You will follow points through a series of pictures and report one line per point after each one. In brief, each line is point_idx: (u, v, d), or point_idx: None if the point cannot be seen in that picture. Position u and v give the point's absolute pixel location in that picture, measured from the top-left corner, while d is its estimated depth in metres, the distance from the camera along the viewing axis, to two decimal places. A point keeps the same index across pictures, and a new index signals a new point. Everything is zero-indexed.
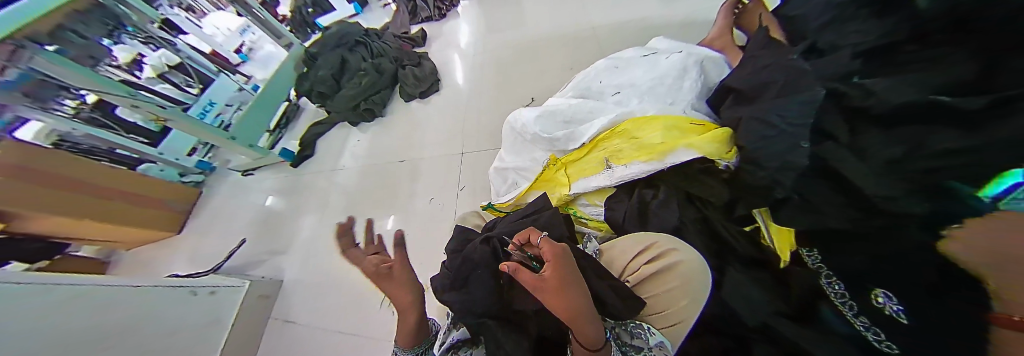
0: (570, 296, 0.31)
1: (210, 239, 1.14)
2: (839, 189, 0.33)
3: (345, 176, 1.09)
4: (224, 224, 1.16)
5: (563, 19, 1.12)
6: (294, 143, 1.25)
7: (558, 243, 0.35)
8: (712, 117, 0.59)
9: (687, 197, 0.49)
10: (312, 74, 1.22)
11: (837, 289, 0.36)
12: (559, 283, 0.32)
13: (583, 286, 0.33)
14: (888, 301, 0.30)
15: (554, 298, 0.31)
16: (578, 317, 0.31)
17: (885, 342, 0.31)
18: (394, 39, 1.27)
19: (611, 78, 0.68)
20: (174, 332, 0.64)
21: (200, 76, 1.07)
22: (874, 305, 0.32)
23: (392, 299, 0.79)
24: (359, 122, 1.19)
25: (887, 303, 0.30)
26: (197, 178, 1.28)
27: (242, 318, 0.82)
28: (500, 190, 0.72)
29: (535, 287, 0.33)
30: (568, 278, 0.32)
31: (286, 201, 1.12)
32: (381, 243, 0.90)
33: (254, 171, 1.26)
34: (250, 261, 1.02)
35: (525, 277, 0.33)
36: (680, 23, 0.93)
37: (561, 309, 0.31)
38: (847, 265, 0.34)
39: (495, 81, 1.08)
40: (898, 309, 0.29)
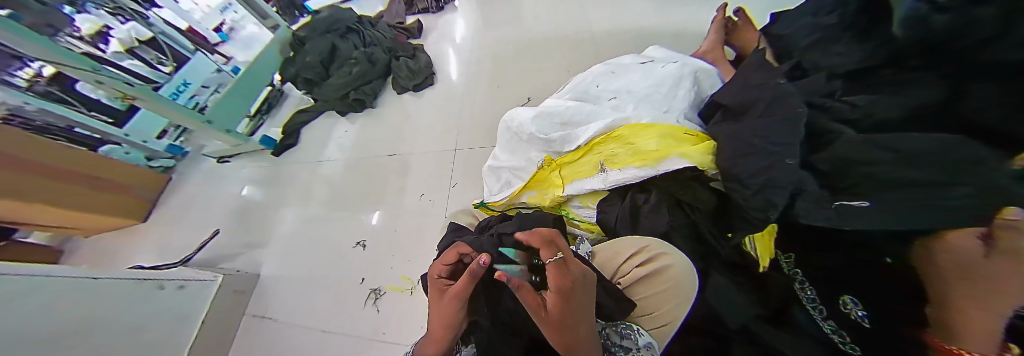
0: (571, 327, 0.30)
1: (181, 228, 1.07)
2: None
3: (331, 168, 1.06)
4: (197, 213, 1.09)
5: (561, 20, 1.12)
6: (276, 130, 1.19)
7: (572, 274, 0.31)
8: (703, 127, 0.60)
9: (678, 202, 0.51)
10: (299, 60, 1.17)
11: (809, 294, 0.39)
12: (563, 319, 0.29)
13: (586, 317, 0.31)
14: (854, 307, 0.35)
15: (553, 332, 0.30)
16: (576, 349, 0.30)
17: (850, 344, 0.35)
18: (388, 29, 1.23)
19: (608, 83, 0.69)
20: (140, 329, 0.60)
21: (175, 53, 0.99)
22: (843, 311, 0.36)
23: (378, 297, 0.77)
24: (347, 112, 1.14)
25: (853, 308, 0.35)
26: (166, 163, 1.20)
27: (215, 314, 0.78)
28: (494, 188, 0.72)
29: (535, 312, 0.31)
30: (572, 307, 0.30)
31: (266, 191, 1.07)
32: (368, 239, 0.87)
33: (231, 158, 1.19)
34: (223, 254, 0.97)
35: (527, 299, 0.30)
36: (673, 33, 0.95)
37: (559, 342, 0.30)
38: (828, 269, 0.38)
39: (492, 78, 1.07)
40: (863, 315, 0.34)
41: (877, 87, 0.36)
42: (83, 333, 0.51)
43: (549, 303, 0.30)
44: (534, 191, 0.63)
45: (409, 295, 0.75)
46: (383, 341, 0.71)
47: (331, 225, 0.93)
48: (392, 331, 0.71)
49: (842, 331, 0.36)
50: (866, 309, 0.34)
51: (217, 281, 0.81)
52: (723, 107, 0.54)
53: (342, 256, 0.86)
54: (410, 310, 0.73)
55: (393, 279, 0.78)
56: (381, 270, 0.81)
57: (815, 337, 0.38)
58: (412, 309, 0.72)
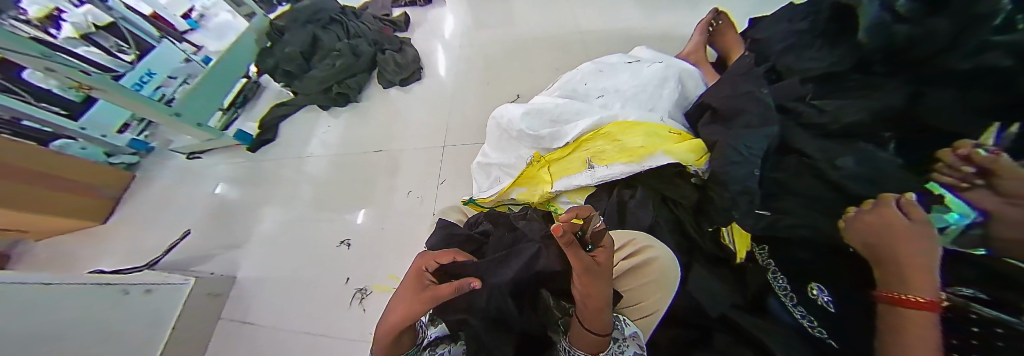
0: (608, 277, 0.33)
1: (148, 229, 1.00)
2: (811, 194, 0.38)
3: (314, 165, 1.02)
4: (166, 213, 1.02)
5: (550, 18, 1.13)
6: (253, 125, 1.13)
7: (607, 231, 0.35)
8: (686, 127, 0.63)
9: (662, 198, 0.52)
10: (279, 51, 1.12)
11: (781, 283, 0.41)
12: (606, 268, 0.33)
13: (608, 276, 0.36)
14: (821, 293, 0.36)
15: (595, 283, 0.32)
16: (605, 303, 0.33)
17: (818, 327, 0.36)
18: (374, 21, 1.19)
19: (596, 81, 0.70)
20: (113, 338, 0.56)
21: (137, 41, 0.92)
22: (810, 298, 0.37)
23: (364, 296, 0.75)
24: (330, 106, 1.10)
25: (820, 294, 0.37)
26: (129, 160, 1.11)
27: (188, 319, 0.73)
28: (483, 185, 0.72)
29: (583, 268, 0.32)
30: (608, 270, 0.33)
31: (243, 190, 1.02)
32: (353, 238, 0.85)
33: (203, 153, 1.13)
34: (195, 256, 0.91)
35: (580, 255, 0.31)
36: (658, 35, 0.98)
37: (596, 295, 0.33)
38: (794, 258, 0.41)
39: (480, 74, 1.07)
40: (828, 300, 0.35)
41: (846, 90, 0.39)
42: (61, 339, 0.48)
43: (599, 257, 0.32)
44: (522, 187, 0.64)
45: None
46: (370, 342, 0.69)
47: (314, 224, 0.90)
48: None
49: (810, 314, 0.37)
50: (830, 294, 0.35)
51: (189, 284, 0.76)
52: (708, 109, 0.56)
53: (327, 256, 0.84)
54: None
55: (380, 278, 0.77)
56: (368, 270, 0.79)
57: (787, 323, 0.40)
58: None
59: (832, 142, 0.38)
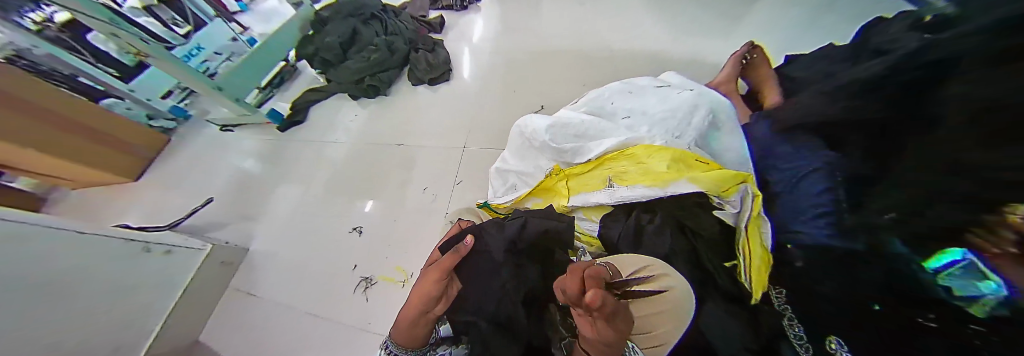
0: (626, 318, 0.33)
1: (174, 192, 1.05)
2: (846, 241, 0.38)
3: (336, 150, 1.05)
4: (193, 179, 1.07)
5: (582, 34, 1.14)
6: (285, 106, 1.18)
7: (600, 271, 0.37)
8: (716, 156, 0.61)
9: (682, 227, 0.51)
10: (319, 39, 1.18)
11: (797, 331, 0.41)
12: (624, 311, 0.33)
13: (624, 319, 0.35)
14: (839, 348, 0.37)
15: (615, 328, 0.32)
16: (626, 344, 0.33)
17: None
18: (411, 21, 1.24)
19: (623, 101, 0.70)
20: (119, 293, 0.57)
21: (196, 19, 0.99)
22: (827, 350, 0.38)
23: (368, 285, 0.76)
24: (359, 96, 1.14)
25: (838, 349, 0.37)
26: (167, 125, 1.17)
27: (196, 283, 0.75)
28: (499, 191, 0.73)
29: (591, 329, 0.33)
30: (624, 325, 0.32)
31: (266, 165, 1.06)
32: (365, 225, 0.86)
33: (235, 127, 1.18)
34: (213, 223, 0.94)
35: (599, 302, 0.31)
36: (690, 63, 0.98)
37: (615, 337, 0.32)
38: (813, 308, 0.41)
39: (507, 81, 1.08)
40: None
41: None
42: (61, 288, 0.49)
43: (614, 299, 0.33)
44: (538, 198, 0.64)
45: (400, 287, 0.74)
46: (368, 332, 0.69)
47: (329, 207, 0.92)
48: (380, 321, 0.70)
49: None
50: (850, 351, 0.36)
51: (206, 250, 0.79)
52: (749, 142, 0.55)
53: (337, 240, 0.85)
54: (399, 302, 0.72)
55: (386, 269, 0.77)
56: (375, 259, 0.80)
57: None
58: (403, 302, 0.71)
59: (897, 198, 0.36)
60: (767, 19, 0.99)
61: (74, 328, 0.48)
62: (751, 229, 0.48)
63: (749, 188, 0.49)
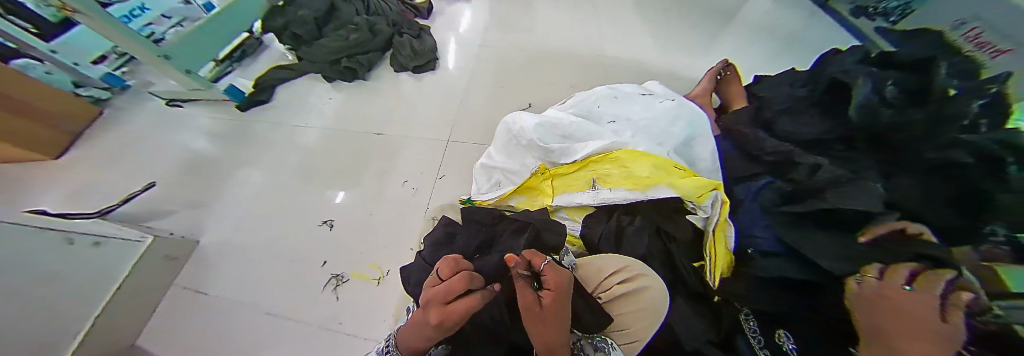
0: (556, 319, 0.34)
1: (105, 174, 0.91)
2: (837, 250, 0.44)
3: (307, 136, 0.97)
4: (131, 159, 0.94)
5: (572, 35, 1.15)
6: (247, 83, 1.07)
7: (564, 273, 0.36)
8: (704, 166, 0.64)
9: (658, 230, 0.54)
10: (291, 13, 1.08)
11: (753, 326, 0.44)
12: (551, 309, 0.34)
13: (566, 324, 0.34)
14: (786, 340, 0.40)
15: (542, 325, 0.33)
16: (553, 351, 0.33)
17: None
18: (396, 3, 1.18)
19: (609, 105, 0.72)
20: (45, 286, 0.49)
21: None
22: (776, 342, 0.41)
23: (340, 283, 0.72)
24: (335, 79, 1.06)
25: (786, 341, 0.40)
26: (99, 94, 1.03)
27: (137, 279, 0.66)
28: (483, 187, 0.72)
29: (525, 307, 0.34)
30: (561, 310, 0.34)
31: (223, 148, 0.95)
32: (337, 218, 0.81)
33: (184, 102, 1.05)
34: (155, 211, 0.83)
35: (522, 292, 0.35)
36: (671, 73, 1.03)
37: (541, 339, 0.33)
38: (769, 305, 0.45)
39: (495, 76, 1.07)
40: (792, 346, 0.39)
41: None
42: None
43: (543, 299, 0.34)
44: (523, 197, 0.64)
45: (375, 285, 0.70)
46: (338, 332, 0.65)
47: (297, 197, 0.86)
48: (352, 321, 0.66)
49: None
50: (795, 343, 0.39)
51: (144, 242, 0.70)
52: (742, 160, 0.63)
53: (306, 234, 0.79)
54: (374, 301, 0.68)
55: (360, 266, 0.73)
56: (348, 255, 0.75)
57: None
58: (378, 300, 0.68)
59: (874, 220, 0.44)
60: (740, 39, 1.07)
61: (18, 318, 0.42)
62: (718, 234, 0.51)
63: (719, 195, 0.52)
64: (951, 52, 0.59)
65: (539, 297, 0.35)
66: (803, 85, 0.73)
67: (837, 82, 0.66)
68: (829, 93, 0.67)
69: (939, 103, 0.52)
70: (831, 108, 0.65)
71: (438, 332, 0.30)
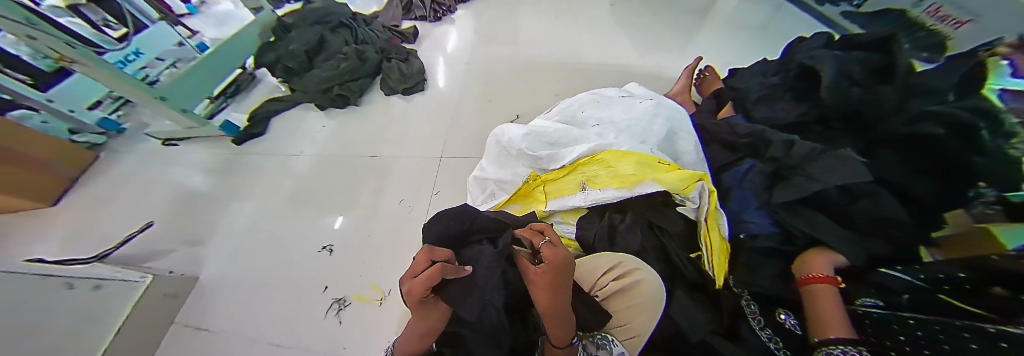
0: (556, 291, 0.35)
1: (101, 218, 0.90)
2: (831, 229, 0.47)
3: (302, 164, 0.99)
4: (128, 201, 0.94)
5: (552, 46, 1.21)
6: (241, 117, 1.10)
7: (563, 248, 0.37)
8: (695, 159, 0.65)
9: (650, 225, 0.56)
10: (282, 47, 1.12)
11: (751, 307, 0.47)
12: (552, 281, 0.35)
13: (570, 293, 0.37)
14: (788, 318, 0.44)
15: (540, 296, 0.36)
16: (555, 318, 0.36)
17: (782, 348, 0.40)
18: (383, 30, 1.23)
19: (592, 110, 0.75)
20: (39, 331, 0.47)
21: (134, 20, 0.90)
22: (775, 319, 0.45)
23: (341, 307, 0.71)
24: (328, 106, 1.09)
25: (787, 319, 0.44)
26: (95, 139, 1.05)
27: (135, 320, 0.64)
28: (478, 198, 0.73)
29: (529, 277, 0.37)
30: (560, 281, 0.36)
31: (219, 182, 0.97)
32: (335, 243, 0.82)
33: (180, 141, 1.07)
34: (150, 251, 0.82)
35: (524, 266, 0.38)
36: (650, 74, 1.07)
37: (545, 309, 0.36)
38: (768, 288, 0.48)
39: (481, 91, 1.11)
40: (795, 323, 0.43)
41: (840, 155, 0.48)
42: None
43: (541, 269, 0.36)
44: (517, 204, 0.66)
45: (378, 306, 0.70)
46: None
47: (295, 224, 0.86)
48: (357, 344, 0.65)
49: (776, 336, 0.42)
50: (796, 320, 0.43)
51: (144, 282, 0.70)
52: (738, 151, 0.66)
53: (305, 260, 0.79)
54: (376, 323, 0.68)
55: (362, 288, 0.74)
56: (349, 278, 0.75)
57: (755, 346, 0.42)
58: (380, 323, 0.68)
59: (873, 190, 0.46)
60: (712, 37, 1.13)
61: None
62: (710, 224, 0.53)
63: (705, 186, 0.55)
64: (909, 31, 0.64)
65: (538, 270, 0.36)
66: (775, 74, 0.77)
67: (805, 69, 0.70)
68: (801, 79, 0.70)
69: (906, 79, 0.56)
70: (804, 93, 0.68)
71: (420, 309, 0.36)
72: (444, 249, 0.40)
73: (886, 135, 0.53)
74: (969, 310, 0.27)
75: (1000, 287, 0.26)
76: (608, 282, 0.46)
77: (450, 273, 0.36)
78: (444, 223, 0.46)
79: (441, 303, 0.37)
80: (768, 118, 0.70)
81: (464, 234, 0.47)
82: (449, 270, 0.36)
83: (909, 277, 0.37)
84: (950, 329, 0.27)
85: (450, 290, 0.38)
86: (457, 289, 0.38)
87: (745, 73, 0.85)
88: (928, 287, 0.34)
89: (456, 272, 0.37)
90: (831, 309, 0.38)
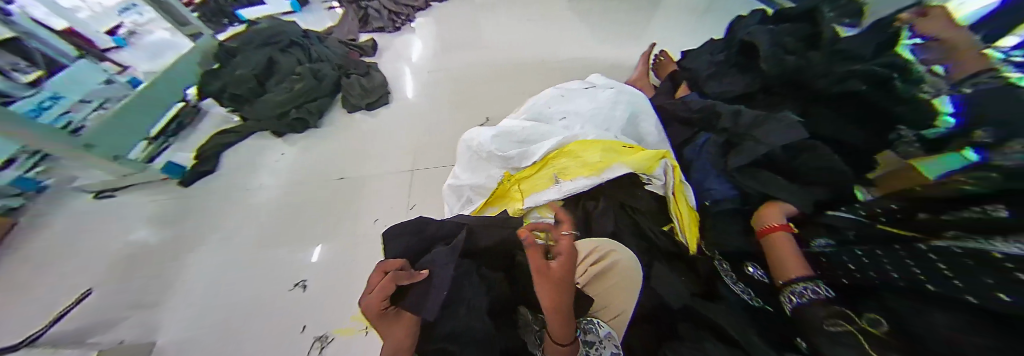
0: (561, 284, 0.36)
1: (27, 291, 0.79)
2: (786, 187, 0.50)
3: (264, 197, 0.92)
4: (60, 268, 0.83)
5: (513, 47, 1.21)
6: (187, 156, 1.00)
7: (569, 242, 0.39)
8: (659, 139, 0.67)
9: (622, 206, 0.57)
10: (226, 75, 1.05)
11: (723, 266, 0.50)
12: (561, 274, 0.37)
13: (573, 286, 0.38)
14: (754, 270, 0.47)
15: (545, 289, 0.36)
16: (558, 311, 0.35)
17: (755, 299, 0.44)
18: (339, 45, 1.19)
19: (557, 105, 0.76)
20: None
21: (49, 60, 0.75)
22: (746, 273, 0.48)
23: (324, 344, 0.67)
24: (286, 133, 1.03)
25: (753, 270, 0.48)
26: (11, 202, 0.92)
27: None
28: (455, 207, 0.72)
29: (536, 271, 0.37)
30: (568, 275, 0.37)
31: (169, 231, 0.88)
32: (310, 277, 0.77)
33: (116, 191, 0.97)
34: (93, 320, 0.73)
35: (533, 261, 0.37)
36: (609, 64, 1.11)
37: (548, 301, 0.36)
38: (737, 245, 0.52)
39: (447, 98, 1.09)
40: (761, 273, 0.47)
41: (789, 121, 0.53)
42: None
43: (554, 264, 0.37)
44: (495, 207, 0.65)
45: (363, 337, 0.67)
46: None
47: (263, 264, 0.80)
48: None
49: (749, 290, 0.45)
50: (762, 270, 0.47)
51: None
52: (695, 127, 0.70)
53: (277, 301, 0.74)
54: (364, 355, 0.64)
55: (344, 320, 0.70)
56: (328, 312, 0.71)
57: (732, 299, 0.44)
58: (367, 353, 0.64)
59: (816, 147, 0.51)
60: (662, 23, 1.18)
61: None
62: (678, 196, 0.55)
63: (669, 163, 0.57)
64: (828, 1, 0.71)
65: (549, 264, 0.37)
66: (721, 52, 0.82)
67: (745, 43, 0.75)
68: (742, 53, 0.75)
69: (830, 44, 0.62)
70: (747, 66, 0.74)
71: (382, 323, 0.36)
72: (397, 260, 0.41)
73: (819, 96, 0.58)
74: (920, 237, 0.30)
75: (944, 213, 0.29)
76: (585, 265, 0.46)
77: (404, 279, 0.38)
78: (401, 240, 0.46)
79: (400, 314, 0.37)
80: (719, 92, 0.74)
81: (423, 245, 0.46)
82: (402, 276, 0.38)
83: (851, 215, 0.41)
84: (923, 259, 0.27)
85: (407, 301, 0.37)
86: (415, 299, 0.37)
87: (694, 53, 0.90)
88: (867, 221, 0.38)
89: (411, 277, 0.38)
90: (796, 256, 0.42)
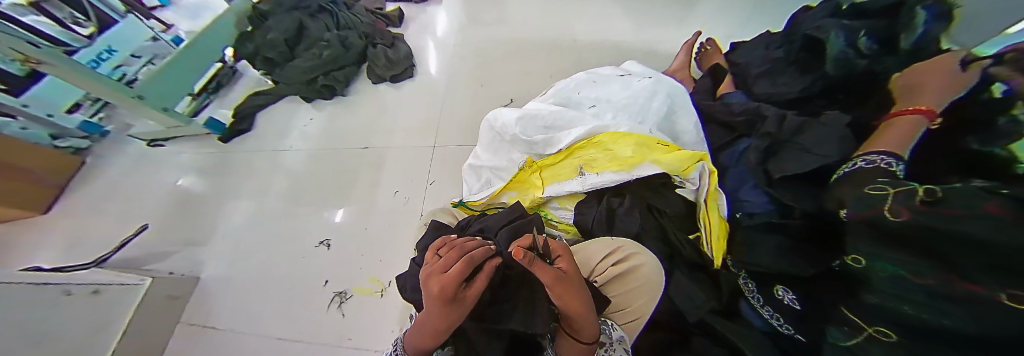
0: (574, 286, 0.34)
1: (97, 224, 0.89)
2: None
3: (293, 159, 0.97)
4: (120, 206, 0.92)
5: (544, 22, 1.14)
6: (226, 113, 1.06)
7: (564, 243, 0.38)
8: (698, 137, 0.62)
9: (648, 207, 0.55)
10: (260, 36, 1.07)
11: (749, 286, 0.43)
12: (572, 274, 0.34)
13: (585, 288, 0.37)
14: (785, 293, 0.38)
15: (568, 294, 0.34)
16: (583, 315, 0.34)
17: (784, 325, 0.38)
18: (366, 13, 1.16)
19: (588, 91, 0.72)
20: (44, 342, 0.47)
21: (99, 14, 0.84)
22: (775, 297, 0.39)
23: (344, 300, 0.72)
24: (314, 98, 1.06)
25: (784, 294, 0.38)
26: (79, 144, 1.02)
27: (138, 328, 0.64)
28: (473, 187, 0.71)
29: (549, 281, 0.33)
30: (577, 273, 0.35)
31: (210, 181, 0.95)
32: (333, 237, 0.81)
33: (166, 141, 1.05)
34: (149, 254, 0.81)
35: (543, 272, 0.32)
36: (647, 49, 1.02)
37: (573, 306, 0.34)
38: (756, 262, 0.42)
39: (472, 75, 1.06)
40: (793, 298, 0.37)
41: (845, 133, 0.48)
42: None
43: (563, 266, 0.35)
44: (514, 192, 0.64)
45: (379, 299, 0.71)
46: (349, 348, 0.66)
47: (291, 221, 0.86)
48: (360, 336, 0.67)
49: (776, 313, 0.39)
50: (794, 293, 0.37)
51: (144, 285, 0.69)
52: (735, 129, 0.65)
53: (303, 257, 0.79)
54: (378, 316, 0.69)
55: (363, 281, 0.74)
56: (350, 271, 0.76)
57: (757, 325, 0.42)
58: (381, 314, 0.69)
59: None
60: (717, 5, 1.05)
61: None
62: (710, 203, 0.52)
63: (705, 166, 0.52)
64: None
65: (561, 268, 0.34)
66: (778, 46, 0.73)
67: (810, 39, 0.66)
68: (805, 50, 0.67)
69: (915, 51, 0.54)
70: (808, 64, 0.66)
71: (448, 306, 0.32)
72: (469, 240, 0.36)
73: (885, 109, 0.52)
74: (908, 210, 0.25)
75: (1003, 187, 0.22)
76: (598, 261, 0.46)
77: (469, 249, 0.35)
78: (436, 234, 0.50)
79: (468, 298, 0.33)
80: (768, 92, 0.68)
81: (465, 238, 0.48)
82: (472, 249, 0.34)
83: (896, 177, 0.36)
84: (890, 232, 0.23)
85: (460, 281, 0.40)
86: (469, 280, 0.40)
87: (747, 45, 0.81)
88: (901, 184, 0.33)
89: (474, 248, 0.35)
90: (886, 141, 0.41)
